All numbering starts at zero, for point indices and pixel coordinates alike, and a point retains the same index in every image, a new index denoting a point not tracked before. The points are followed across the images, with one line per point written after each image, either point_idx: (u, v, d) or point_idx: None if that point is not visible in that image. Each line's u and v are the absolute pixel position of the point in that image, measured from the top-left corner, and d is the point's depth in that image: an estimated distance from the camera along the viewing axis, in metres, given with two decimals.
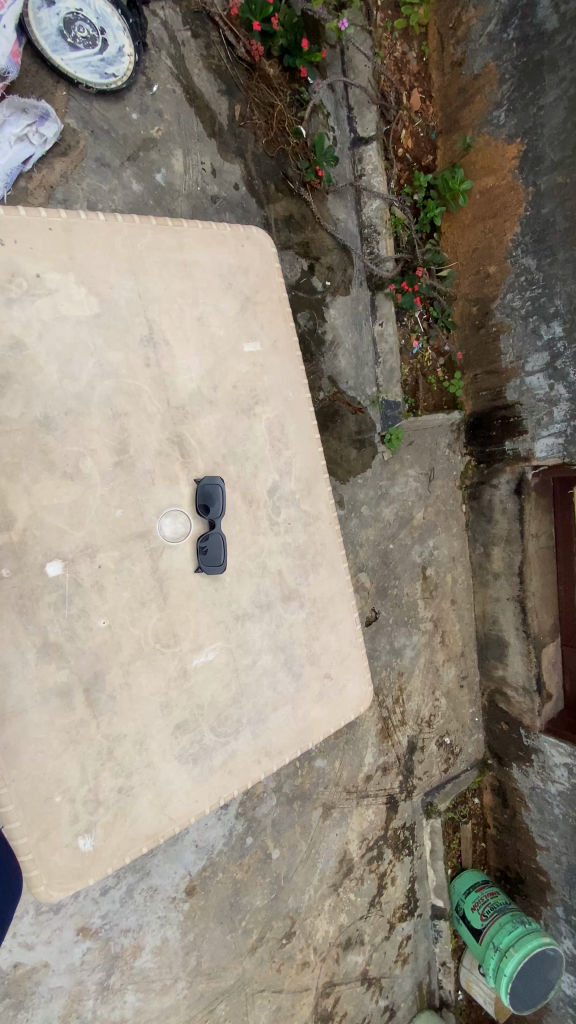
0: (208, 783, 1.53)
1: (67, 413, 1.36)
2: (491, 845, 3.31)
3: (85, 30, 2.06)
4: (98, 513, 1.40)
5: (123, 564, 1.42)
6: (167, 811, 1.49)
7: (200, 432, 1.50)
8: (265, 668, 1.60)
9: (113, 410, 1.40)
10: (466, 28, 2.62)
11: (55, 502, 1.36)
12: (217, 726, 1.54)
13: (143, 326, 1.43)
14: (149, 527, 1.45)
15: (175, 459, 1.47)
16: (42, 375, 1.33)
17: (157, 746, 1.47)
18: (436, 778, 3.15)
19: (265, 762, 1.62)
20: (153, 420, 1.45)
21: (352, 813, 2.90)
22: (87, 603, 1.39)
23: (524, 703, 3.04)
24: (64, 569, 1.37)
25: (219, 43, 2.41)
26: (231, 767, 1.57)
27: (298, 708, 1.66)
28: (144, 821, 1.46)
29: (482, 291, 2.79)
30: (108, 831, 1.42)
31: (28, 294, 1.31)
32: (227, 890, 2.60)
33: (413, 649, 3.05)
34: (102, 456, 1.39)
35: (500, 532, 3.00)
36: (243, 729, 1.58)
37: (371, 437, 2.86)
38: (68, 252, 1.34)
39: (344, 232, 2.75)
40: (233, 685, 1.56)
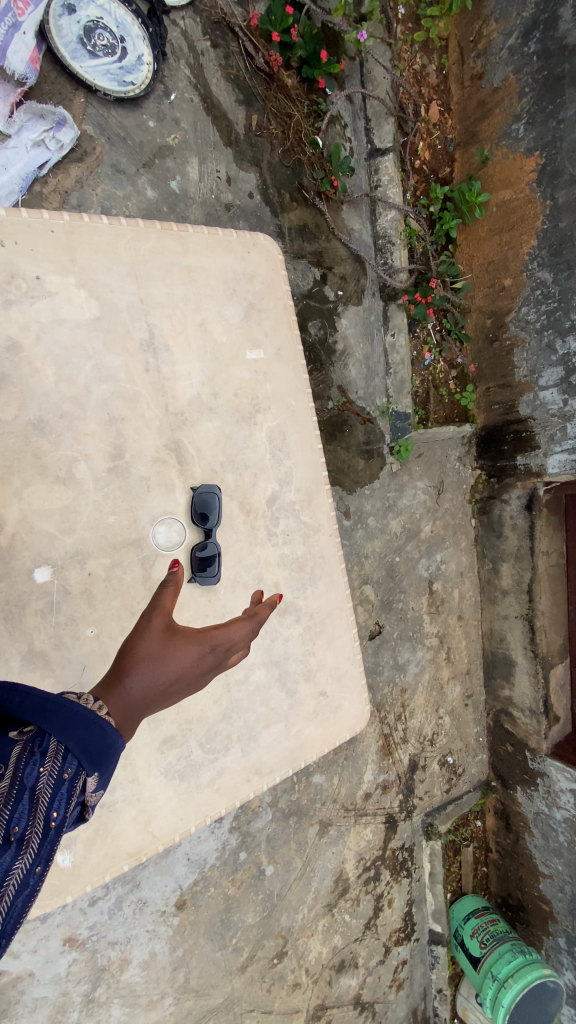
0: (195, 800, 1.51)
1: (61, 417, 1.34)
2: (493, 870, 3.20)
3: (104, 39, 2.08)
4: (90, 519, 1.38)
5: (113, 572, 1.40)
6: (150, 828, 1.47)
7: (199, 439, 1.48)
8: (258, 683, 1.57)
9: (110, 415, 1.39)
10: (486, 42, 2.60)
11: (46, 505, 1.34)
12: (206, 741, 1.52)
13: (143, 330, 1.41)
14: (143, 535, 1.43)
15: (172, 466, 1.45)
16: (38, 377, 1.32)
17: (143, 761, 1.45)
18: (438, 798, 3.07)
19: (255, 781, 1.59)
20: (151, 426, 1.43)
21: (349, 831, 2.83)
22: (75, 611, 1.37)
23: (530, 724, 2.96)
24: (52, 576, 1.35)
25: (238, 53, 2.42)
26: (219, 785, 1.54)
27: (291, 725, 1.62)
28: (126, 838, 1.45)
29: (496, 304, 2.75)
30: (88, 847, 1.42)
31: (27, 295, 1.30)
32: (219, 906, 2.54)
33: (418, 665, 2.98)
34: (97, 462, 1.38)
35: (510, 548, 2.93)
36: (233, 746, 1.55)
37: (379, 448, 2.83)
38: (70, 254, 1.33)
39: (358, 242, 2.74)
40: (224, 700, 1.53)
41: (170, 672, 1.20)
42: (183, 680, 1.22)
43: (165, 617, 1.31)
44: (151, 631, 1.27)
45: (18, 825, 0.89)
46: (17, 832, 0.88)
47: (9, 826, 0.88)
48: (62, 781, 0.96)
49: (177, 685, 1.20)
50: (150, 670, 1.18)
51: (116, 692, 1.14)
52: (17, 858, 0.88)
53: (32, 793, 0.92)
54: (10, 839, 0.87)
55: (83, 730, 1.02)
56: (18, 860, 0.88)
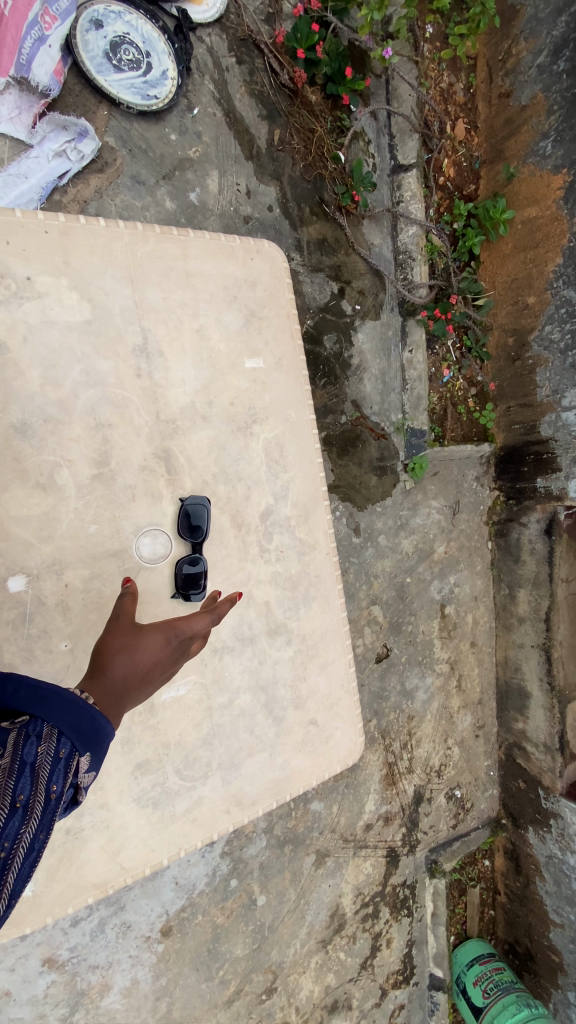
0: (169, 830, 1.46)
1: (45, 420, 1.31)
2: (500, 913, 3.01)
3: (130, 54, 2.10)
4: (70, 528, 1.34)
5: (91, 584, 1.36)
6: (118, 859, 1.41)
7: (190, 448, 1.45)
8: (242, 710, 1.52)
9: (97, 421, 1.35)
10: (515, 60, 2.56)
11: (25, 512, 1.30)
12: (183, 768, 1.47)
13: (136, 335, 1.38)
14: (125, 546, 1.39)
15: (160, 476, 1.42)
16: (23, 379, 1.28)
17: (114, 786, 1.40)
18: (443, 834, 2.91)
19: (235, 812, 1.53)
20: (140, 433, 1.40)
21: (348, 864, 2.69)
22: (50, 623, 1.33)
23: (544, 761, 2.80)
24: (27, 585, 1.31)
25: (263, 69, 2.43)
26: (196, 815, 1.49)
27: (276, 755, 1.57)
28: (92, 868, 1.39)
29: (519, 322, 2.67)
30: (51, 876, 1.35)
31: (16, 296, 1.27)
32: (206, 935, 2.43)
33: (426, 693, 2.86)
34: (80, 468, 1.34)
35: (527, 574, 2.81)
36: (212, 775, 1.50)
37: (393, 464, 2.75)
38: (63, 254, 1.30)
39: (377, 257, 2.71)
40: (205, 724, 1.48)
41: (144, 658, 1.18)
42: (158, 664, 1.20)
43: (127, 615, 1.29)
44: (113, 631, 1.25)
45: (23, 795, 0.86)
46: (23, 801, 0.85)
47: (14, 796, 0.85)
48: (58, 760, 0.92)
49: (153, 669, 1.19)
50: (124, 659, 1.16)
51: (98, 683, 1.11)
52: (23, 826, 0.85)
53: (33, 768, 0.88)
54: (15, 806, 0.84)
55: (77, 716, 0.99)
56: (24, 828, 0.85)
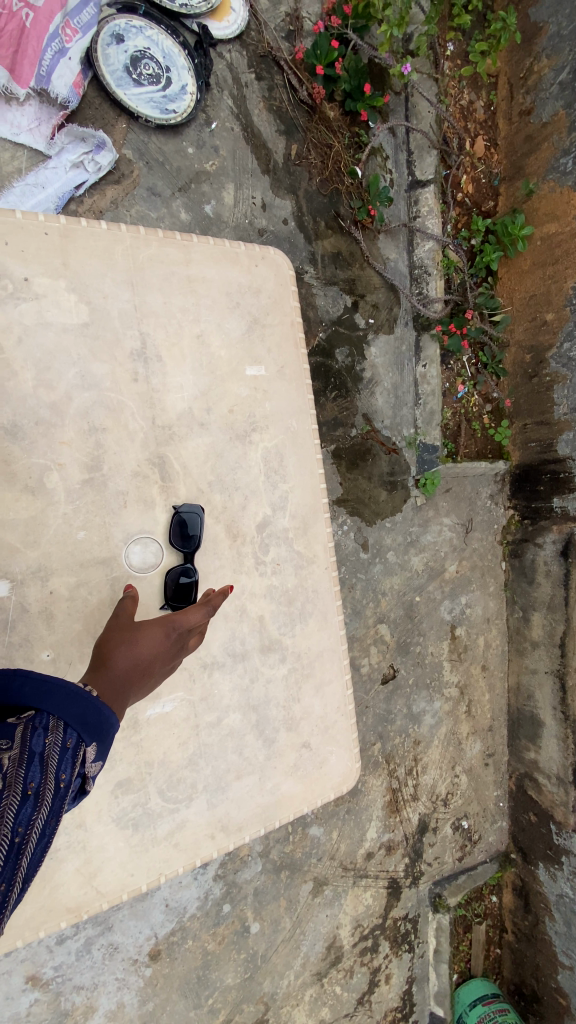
0: (149, 854, 1.41)
1: (37, 423, 1.29)
2: (507, 953, 2.84)
3: (150, 68, 2.13)
4: (58, 532, 1.32)
5: (77, 592, 1.33)
6: (95, 883, 1.37)
7: (185, 455, 1.43)
8: (231, 730, 1.48)
9: (91, 424, 1.34)
10: (537, 77, 2.54)
11: (11, 515, 1.28)
12: (167, 789, 1.42)
13: (134, 339, 1.37)
14: (114, 554, 1.37)
15: (153, 482, 1.40)
16: (16, 381, 1.27)
17: (92, 806, 1.35)
18: (448, 866, 2.77)
19: (220, 838, 1.48)
20: (135, 438, 1.38)
21: (346, 893, 2.58)
22: (32, 631, 1.30)
23: (557, 794, 2.67)
24: (10, 591, 1.28)
25: (282, 85, 2.45)
26: (179, 839, 1.44)
27: (266, 780, 1.53)
28: (67, 892, 1.34)
29: (536, 339, 2.62)
30: (24, 898, 1.31)
31: (12, 297, 1.26)
32: (196, 961, 2.33)
33: (434, 718, 2.75)
34: (70, 472, 1.32)
35: (542, 597, 2.72)
36: (197, 797, 1.46)
37: (404, 480, 2.70)
38: (62, 256, 1.30)
39: (393, 271, 2.69)
40: (191, 744, 1.44)
41: (145, 649, 1.17)
42: (160, 655, 1.19)
43: (126, 614, 1.28)
44: (111, 628, 1.24)
45: (34, 782, 0.84)
46: (34, 788, 0.83)
47: (25, 783, 0.83)
48: (65, 749, 0.90)
49: (155, 661, 1.17)
50: (125, 651, 1.15)
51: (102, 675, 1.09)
52: (35, 814, 0.82)
53: (42, 756, 0.86)
54: (26, 793, 0.82)
55: (83, 708, 0.96)
56: (35, 816, 0.83)
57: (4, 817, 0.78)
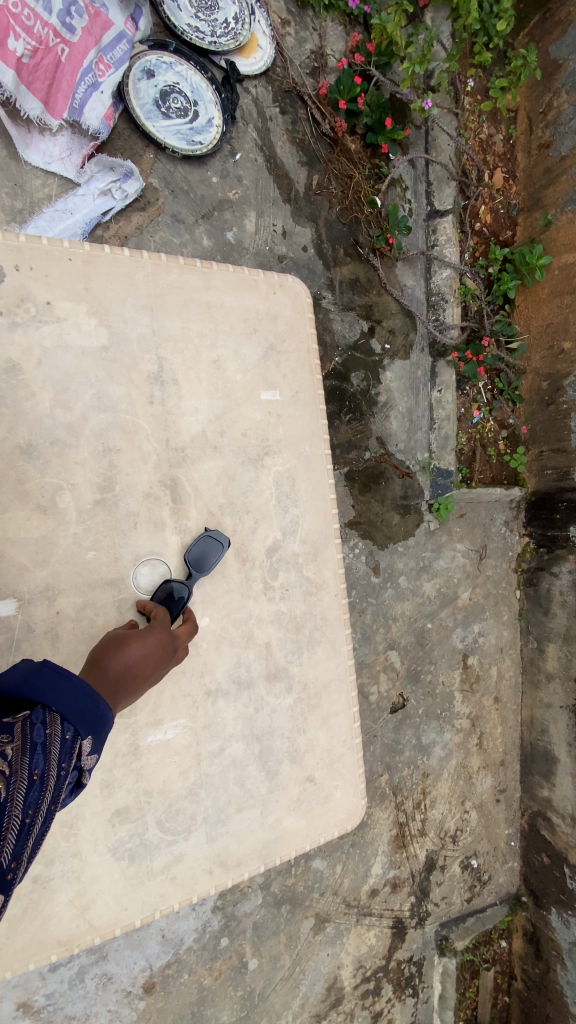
0: (144, 887, 1.37)
1: (52, 443, 1.31)
2: (516, 1003, 2.70)
3: (178, 102, 2.21)
4: (68, 552, 1.32)
5: (84, 612, 1.33)
6: (87, 915, 1.33)
7: (198, 477, 1.43)
8: (233, 760, 1.45)
9: (105, 445, 1.35)
10: (556, 112, 2.56)
11: (22, 534, 1.29)
12: (166, 819, 1.39)
13: (152, 363, 1.39)
14: (123, 574, 1.36)
15: (164, 504, 1.40)
16: (34, 401, 1.29)
17: (89, 833, 1.32)
18: (456, 908, 2.65)
19: (218, 872, 1.44)
20: (148, 459, 1.39)
21: (349, 932, 2.47)
22: (38, 651, 1.29)
23: (571, 836, 2.55)
24: (17, 609, 1.28)
25: (305, 119, 2.52)
26: (175, 873, 1.40)
27: (267, 812, 1.49)
28: (59, 923, 1.31)
29: (553, 367, 2.59)
30: (15, 926, 1.27)
31: (34, 320, 1.29)
32: (191, 996, 2.24)
33: (444, 750, 2.67)
34: (83, 492, 1.33)
35: (557, 627, 2.65)
36: (196, 829, 1.42)
37: (417, 503, 2.67)
38: (84, 281, 1.33)
39: (409, 298, 2.71)
40: (192, 773, 1.41)
41: (132, 651, 1.18)
42: (147, 658, 1.19)
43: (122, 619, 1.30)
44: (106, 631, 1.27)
45: (38, 768, 0.83)
46: (39, 774, 0.83)
47: (30, 769, 0.82)
48: (64, 739, 0.90)
49: (142, 664, 1.18)
50: (116, 653, 1.17)
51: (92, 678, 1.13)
52: (41, 799, 0.83)
53: (45, 744, 0.86)
54: (32, 779, 0.81)
55: (80, 702, 0.95)
56: (41, 800, 0.83)
57: (14, 800, 0.78)
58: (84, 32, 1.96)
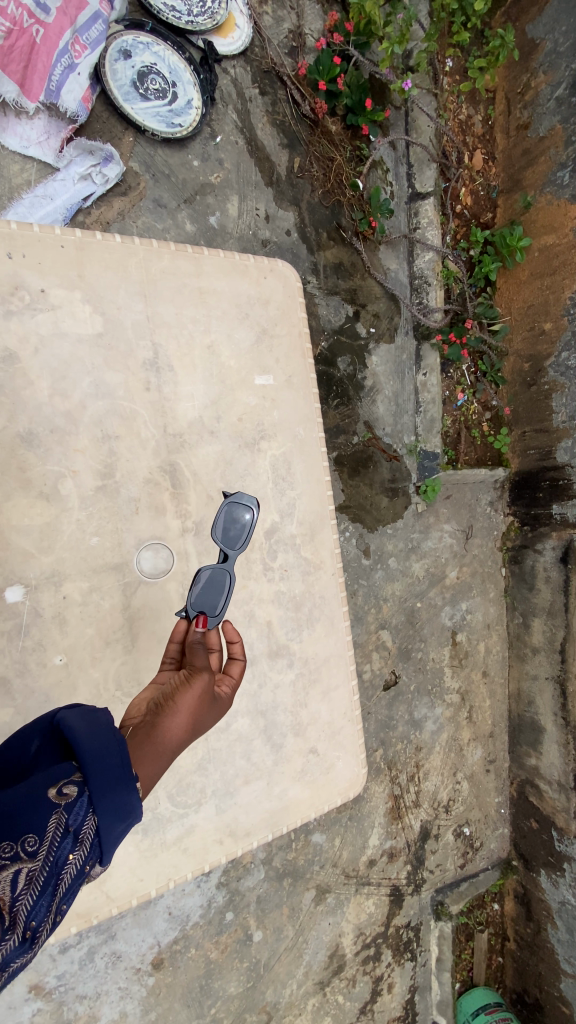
0: (157, 861, 1.42)
1: (52, 431, 1.31)
2: (509, 962, 2.83)
3: (156, 83, 2.17)
4: (72, 538, 1.34)
5: (90, 597, 1.35)
6: (104, 887, 1.37)
7: (196, 462, 1.45)
8: (239, 735, 1.49)
9: (104, 432, 1.36)
10: (534, 93, 2.58)
11: (26, 521, 1.30)
12: (176, 794, 1.43)
13: (147, 350, 1.40)
14: (126, 559, 1.38)
15: (164, 490, 1.42)
16: (32, 389, 1.30)
17: None
18: (450, 874, 2.76)
19: (228, 843, 1.49)
20: (147, 446, 1.40)
21: (349, 901, 2.57)
22: (46, 636, 1.31)
23: (558, 800, 2.66)
24: (24, 596, 1.30)
25: (285, 100, 2.50)
26: (187, 845, 1.45)
27: (273, 784, 1.54)
28: (76, 897, 1.35)
29: (535, 348, 2.64)
30: None
31: (29, 308, 1.29)
32: (199, 970, 2.31)
33: (435, 723, 2.76)
34: (84, 479, 1.34)
35: (542, 603, 2.73)
36: (206, 802, 1.46)
37: (405, 486, 2.72)
38: (77, 269, 1.33)
39: (393, 281, 2.73)
40: (201, 748, 1.45)
41: (196, 718, 1.07)
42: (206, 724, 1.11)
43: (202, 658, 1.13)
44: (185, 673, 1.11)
45: (34, 922, 0.75)
46: (33, 929, 0.75)
47: (27, 923, 0.74)
48: (81, 872, 0.83)
49: (201, 732, 1.08)
50: (179, 719, 1.04)
51: (151, 751, 1.00)
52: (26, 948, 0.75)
53: (55, 882, 0.79)
54: (24, 936, 0.74)
55: (115, 827, 0.86)
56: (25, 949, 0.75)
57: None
58: (59, 11, 1.88)
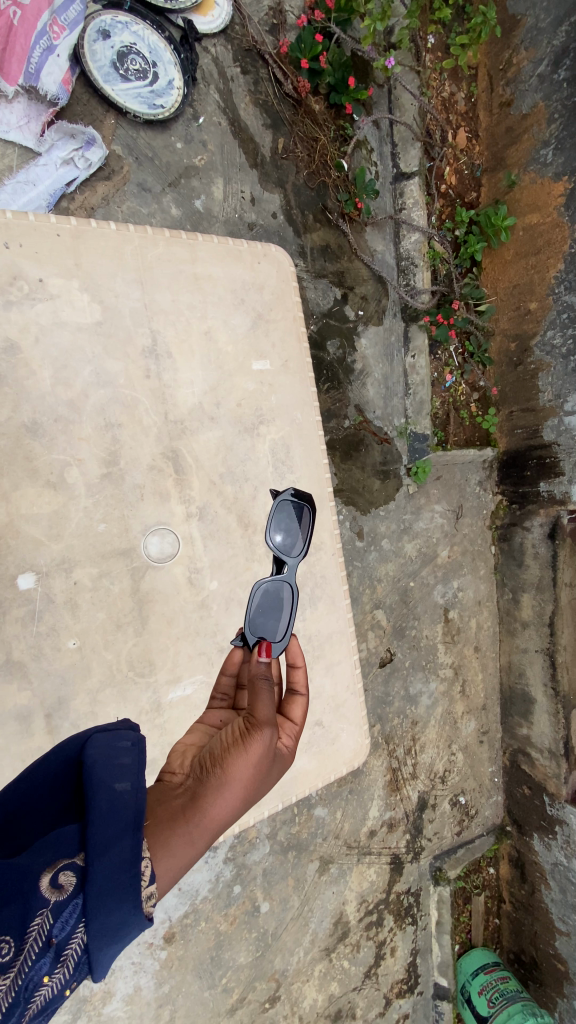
0: None
1: (56, 420, 1.33)
2: (505, 922, 2.97)
3: (137, 63, 2.13)
4: (80, 525, 1.36)
5: (101, 583, 1.38)
6: None
7: (197, 448, 1.47)
8: None
9: (107, 420, 1.37)
10: (516, 69, 2.57)
11: (35, 510, 1.32)
12: None
13: (146, 336, 1.40)
14: (134, 544, 1.41)
15: (168, 476, 1.44)
16: (34, 379, 1.30)
17: None
18: (448, 840, 2.88)
19: None
20: (149, 433, 1.42)
21: (351, 871, 2.67)
22: (59, 622, 1.34)
23: (549, 767, 2.77)
24: (36, 583, 1.32)
25: (268, 79, 2.46)
26: None
27: None
28: None
29: (521, 327, 2.67)
30: None
31: (28, 298, 1.29)
32: (209, 942, 2.40)
33: (430, 698, 2.84)
34: (90, 467, 1.36)
35: (531, 579, 2.81)
36: None
37: (396, 468, 2.76)
38: (74, 257, 1.33)
39: (380, 263, 2.73)
40: None
41: (246, 794, 1.00)
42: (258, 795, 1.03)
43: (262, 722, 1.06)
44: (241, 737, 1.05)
45: None
46: None
47: None
48: (59, 993, 0.76)
49: (251, 803, 1.02)
50: (226, 796, 0.98)
51: (188, 834, 0.93)
52: None
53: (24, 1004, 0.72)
54: None
55: (105, 950, 0.77)
56: None
57: None
58: None
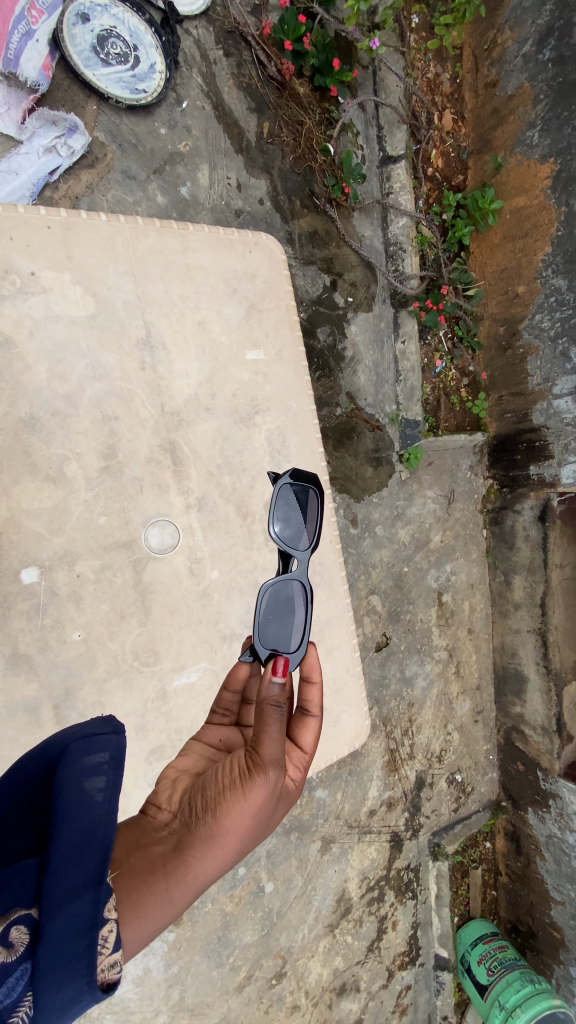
0: None
1: (53, 413, 1.32)
2: (502, 893, 3.07)
3: (117, 47, 2.09)
4: (81, 519, 1.36)
5: (103, 575, 1.39)
6: None
7: (194, 439, 1.48)
8: None
9: (104, 413, 1.37)
10: (501, 50, 2.55)
11: (35, 505, 1.32)
12: None
13: (140, 328, 1.40)
14: (135, 536, 1.42)
15: (166, 468, 1.45)
16: (30, 374, 1.30)
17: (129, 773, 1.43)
18: (445, 817, 2.96)
19: None
20: (146, 425, 1.42)
21: (353, 849, 2.74)
22: (63, 615, 1.35)
23: (542, 743, 2.85)
24: (39, 577, 1.33)
25: (251, 61, 2.42)
26: None
27: None
28: None
29: (509, 311, 2.68)
30: None
31: (21, 292, 1.29)
32: (216, 923, 2.45)
33: (426, 679, 2.90)
34: (88, 460, 1.36)
35: (522, 561, 2.85)
36: None
37: (388, 455, 2.78)
38: (66, 249, 1.32)
39: (368, 248, 2.73)
40: None
41: (233, 850, 0.99)
42: (245, 847, 1.02)
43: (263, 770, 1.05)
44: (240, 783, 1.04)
45: None
46: None
47: None
48: None
49: (241, 853, 1.02)
50: (213, 850, 0.98)
51: (173, 887, 0.93)
52: None
53: None
54: None
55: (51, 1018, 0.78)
56: None
57: None
58: None
